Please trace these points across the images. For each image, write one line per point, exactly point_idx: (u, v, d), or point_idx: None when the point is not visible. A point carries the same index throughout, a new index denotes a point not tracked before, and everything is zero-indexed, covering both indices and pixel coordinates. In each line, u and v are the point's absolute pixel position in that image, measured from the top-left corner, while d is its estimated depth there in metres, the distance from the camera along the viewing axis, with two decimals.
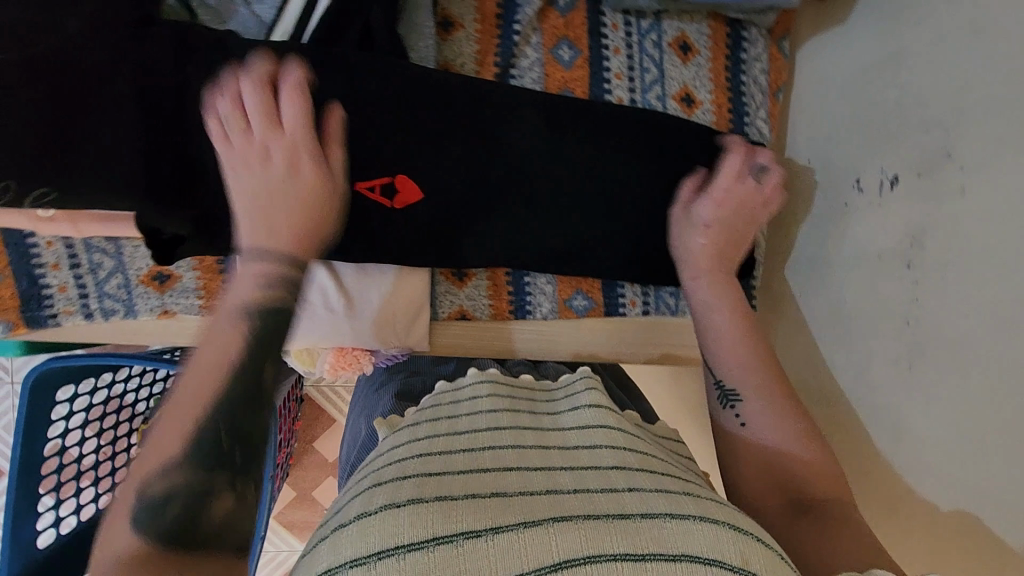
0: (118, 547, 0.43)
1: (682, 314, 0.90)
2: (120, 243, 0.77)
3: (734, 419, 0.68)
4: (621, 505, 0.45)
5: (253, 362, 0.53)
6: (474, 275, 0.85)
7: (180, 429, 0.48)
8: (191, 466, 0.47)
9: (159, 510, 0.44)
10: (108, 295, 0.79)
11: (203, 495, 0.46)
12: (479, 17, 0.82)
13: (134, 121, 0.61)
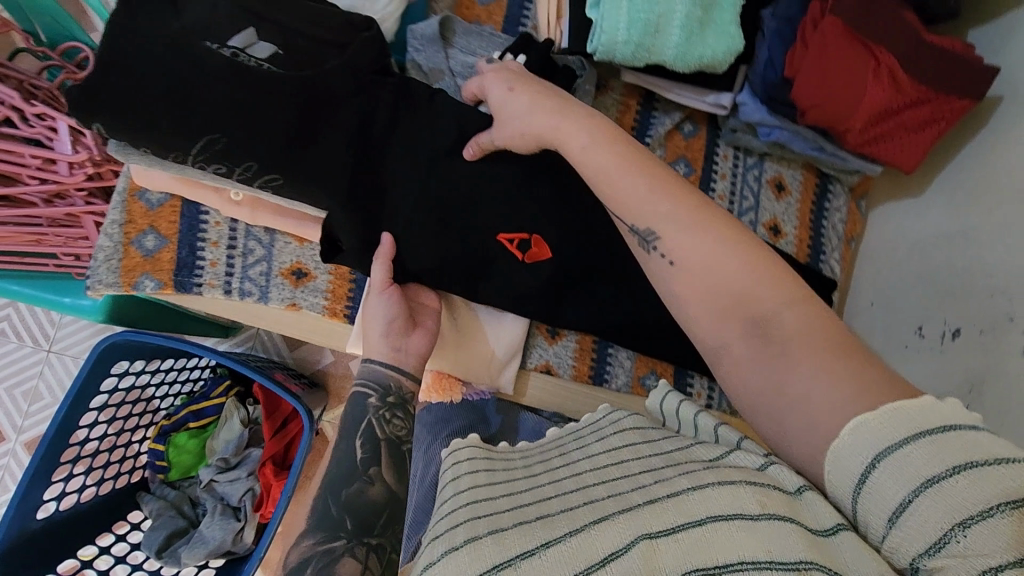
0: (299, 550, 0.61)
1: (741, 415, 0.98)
2: (275, 236, 0.88)
3: (662, 263, 0.60)
4: (649, 493, 0.47)
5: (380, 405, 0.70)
6: (565, 335, 0.94)
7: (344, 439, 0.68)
8: (343, 476, 0.65)
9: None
10: (250, 279, 0.88)
11: (349, 497, 0.64)
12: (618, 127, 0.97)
13: (350, 140, 0.73)
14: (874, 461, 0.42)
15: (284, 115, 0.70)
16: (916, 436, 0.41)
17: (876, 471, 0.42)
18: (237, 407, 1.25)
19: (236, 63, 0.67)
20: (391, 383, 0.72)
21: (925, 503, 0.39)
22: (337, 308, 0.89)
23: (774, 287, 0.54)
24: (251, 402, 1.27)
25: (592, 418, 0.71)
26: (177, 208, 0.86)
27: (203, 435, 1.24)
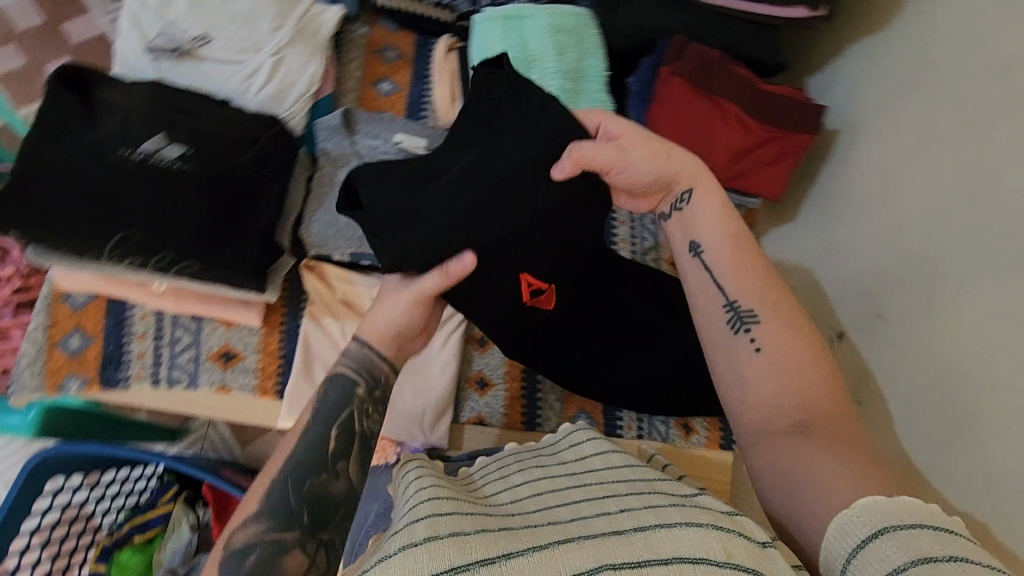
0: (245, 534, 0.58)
1: (671, 441, 1.03)
2: (202, 323, 0.91)
3: (748, 344, 0.63)
4: (615, 524, 0.48)
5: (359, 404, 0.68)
6: (494, 385, 0.99)
7: (299, 438, 0.64)
8: (310, 470, 0.62)
9: (241, 560, 0.56)
10: (178, 366, 0.90)
11: (314, 489, 0.61)
12: None
13: (263, 222, 0.79)
14: (880, 530, 0.43)
15: (197, 206, 0.74)
16: (920, 526, 0.42)
17: (879, 538, 0.42)
18: (186, 512, 1.16)
19: (149, 164, 0.73)
20: (380, 374, 0.69)
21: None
22: (268, 385, 0.92)
23: (802, 371, 0.59)
24: (199, 507, 1.18)
25: (580, 451, 0.71)
26: (102, 307, 0.88)
27: (148, 549, 1.13)
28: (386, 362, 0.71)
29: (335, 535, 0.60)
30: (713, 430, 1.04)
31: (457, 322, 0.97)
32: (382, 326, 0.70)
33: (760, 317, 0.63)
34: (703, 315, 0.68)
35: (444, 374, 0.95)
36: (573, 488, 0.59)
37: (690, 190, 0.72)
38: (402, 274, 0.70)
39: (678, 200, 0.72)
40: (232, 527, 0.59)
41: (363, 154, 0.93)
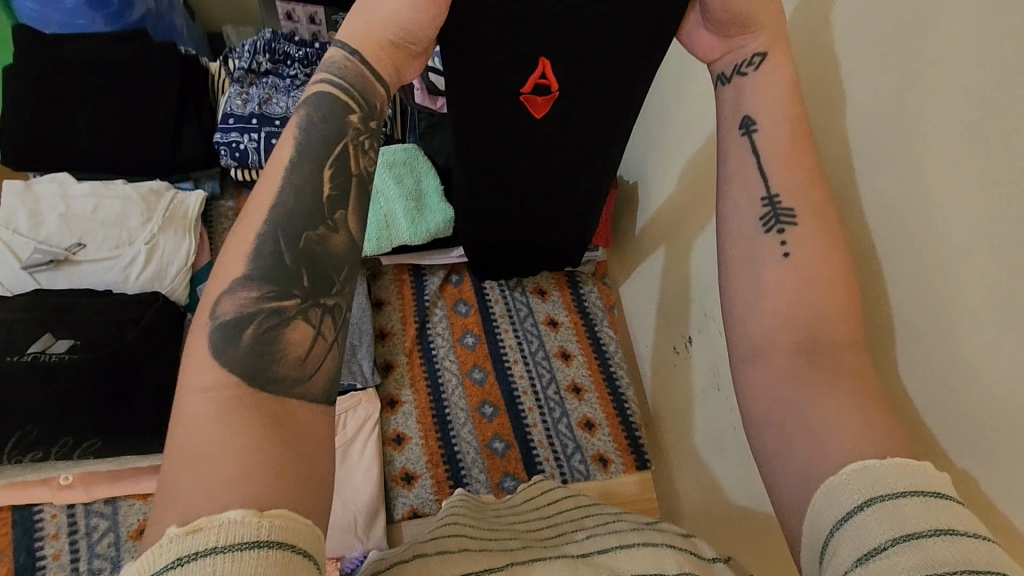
0: (202, 375, 0.37)
1: (593, 476, 1.13)
2: (117, 503, 0.93)
3: (777, 246, 0.52)
4: (591, 546, 0.50)
5: (319, 173, 0.45)
6: (419, 477, 1.05)
7: (242, 250, 0.41)
8: (306, 215, 0.43)
9: (235, 332, 0.39)
10: (98, 555, 0.90)
11: (310, 245, 0.43)
12: (404, 328, 1.18)
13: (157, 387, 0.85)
14: (866, 501, 0.38)
15: (92, 389, 0.81)
16: (907, 491, 0.37)
17: (865, 511, 0.37)
18: None
19: (38, 364, 0.80)
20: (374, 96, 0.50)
21: (903, 548, 0.34)
22: None
23: (838, 274, 0.50)
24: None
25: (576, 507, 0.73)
26: (8, 520, 0.88)
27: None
28: (378, 86, 0.52)
29: (345, 300, 0.45)
30: (625, 455, 1.15)
31: (371, 429, 1.05)
32: (379, 30, 0.52)
33: (763, 123, 0.56)
34: (731, 204, 0.56)
35: (368, 480, 1.00)
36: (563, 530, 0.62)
37: (765, 52, 0.56)
38: None
39: (745, 64, 0.57)
40: (217, 284, 0.41)
41: None
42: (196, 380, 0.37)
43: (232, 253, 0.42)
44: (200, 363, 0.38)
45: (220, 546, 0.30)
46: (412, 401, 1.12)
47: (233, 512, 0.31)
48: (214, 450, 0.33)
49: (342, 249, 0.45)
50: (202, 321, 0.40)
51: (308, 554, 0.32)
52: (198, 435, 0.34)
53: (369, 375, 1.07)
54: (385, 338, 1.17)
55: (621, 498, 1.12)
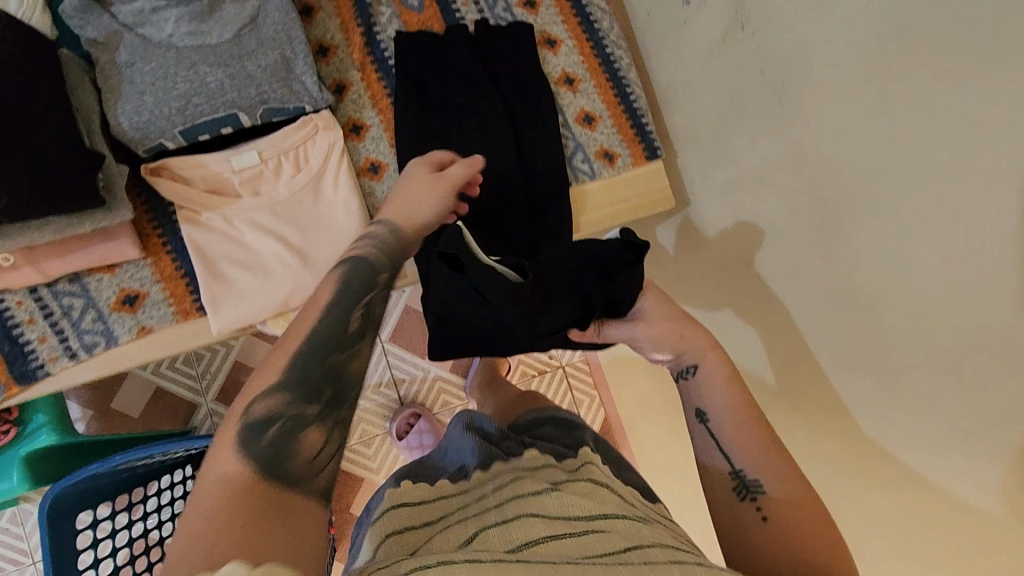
0: (229, 464, 0.47)
1: (600, 176, 1.01)
2: (84, 280, 0.84)
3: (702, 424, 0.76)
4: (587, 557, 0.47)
5: (334, 324, 0.58)
6: None
7: (278, 363, 0.54)
8: (294, 396, 0.52)
9: (261, 431, 0.49)
10: (87, 331, 0.84)
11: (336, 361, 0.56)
12: (343, 30, 0.95)
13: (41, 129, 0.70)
14: None
15: None
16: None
17: None
18: None
19: None
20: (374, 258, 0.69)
21: None
22: (187, 306, 0.86)
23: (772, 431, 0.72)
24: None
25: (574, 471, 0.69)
26: None
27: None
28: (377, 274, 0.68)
29: (335, 425, 0.54)
30: (634, 147, 1.02)
31: (339, 157, 0.90)
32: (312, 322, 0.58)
33: (694, 370, 0.81)
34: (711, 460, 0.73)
35: (350, 213, 0.89)
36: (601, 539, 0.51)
37: (695, 365, 0.80)
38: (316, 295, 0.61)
39: (684, 370, 0.81)
40: (247, 397, 0.52)
41: (130, 21, 0.80)
42: (221, 461, 0.47)
43: (262, 380, 0.53)
44: (223, 453, 0.48)
45: None
46: (378, 124, 0.95)
47: (229, 567, 0.38)
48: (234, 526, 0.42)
49: (363, 351, 0.60)
50: (229, 425, 0.50)
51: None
52: (195, 521, 0.42)
53: (318, 94, 0.86)
54: (327, 53, 0.95)
55: (636, 195, 1.02)
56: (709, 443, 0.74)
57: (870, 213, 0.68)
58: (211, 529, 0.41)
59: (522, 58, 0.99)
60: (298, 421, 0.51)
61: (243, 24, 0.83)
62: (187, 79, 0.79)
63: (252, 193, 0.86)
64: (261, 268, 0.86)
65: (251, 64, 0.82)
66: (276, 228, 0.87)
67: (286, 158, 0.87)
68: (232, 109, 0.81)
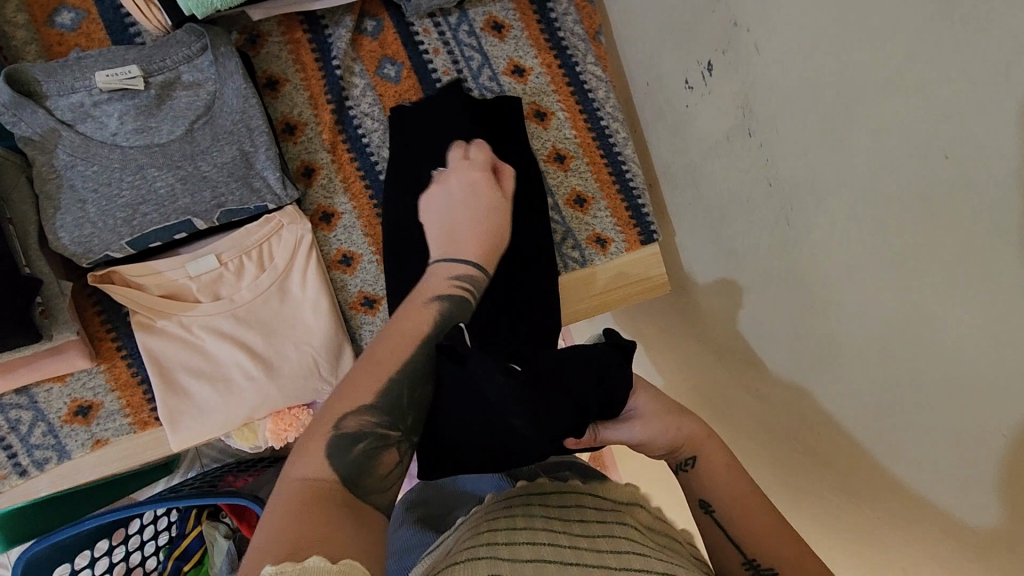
0: (310, 466, 0.51)
1: (592, 263, 0.94)
2: (32, 391, 0.78)
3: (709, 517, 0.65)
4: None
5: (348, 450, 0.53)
6: (383, 300, 0.87)
7: (327, 427, 0.54)
8: (376, 421, 0.56)
9: (352, 442, 0.53)
10: (37, 446, 0.79)
11: (418, 398, 0.60)
12: (313, 106, 0.86)
13: None
14: None
15: None
16: None
17: None
18: (214, 526, 1.12)
19: None
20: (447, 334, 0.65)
21: None
22: (145, 416, 0.81)
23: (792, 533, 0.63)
24: (224, 514, 1.14)
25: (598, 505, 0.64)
26: None
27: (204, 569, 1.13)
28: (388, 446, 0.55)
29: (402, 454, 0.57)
30: (628, 231, 0.94)
31: (307, 253, 0.82)
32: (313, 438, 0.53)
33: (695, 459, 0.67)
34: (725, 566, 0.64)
35: (319, 315, 0.82)
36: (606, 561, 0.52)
37: (696, 456, 0.67)
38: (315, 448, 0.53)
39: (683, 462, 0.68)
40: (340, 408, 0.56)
41: (67, 117, 0.71)
42: (301, 467, 0.51)
43: (315, 447, 0.52)
44: (314, 455, 0.52)
45: None
46: (351, 211, 0.87)
47: (315, 558, 0.40)
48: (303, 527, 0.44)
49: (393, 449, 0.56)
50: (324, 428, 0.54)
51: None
52: (277, 512, 0.46)
53: (281, 190, 0.78)
54: (294, 131, 0.86)
55: (629, 282, 0.95)
56: (723, 539, 0.64)
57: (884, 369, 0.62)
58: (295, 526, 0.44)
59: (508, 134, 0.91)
60: (379, 442, 0.55)
61: (196, 116, 0.74)
62: (134, 185, 0.72)
63: (211, 296, 0.80)
64: (222, 377, 0.80)
65: (205, 165, 0.74)
66: (238, 333, 0.80)
67: (248, 258, 0.80)
68: (186, 216, 0.74)
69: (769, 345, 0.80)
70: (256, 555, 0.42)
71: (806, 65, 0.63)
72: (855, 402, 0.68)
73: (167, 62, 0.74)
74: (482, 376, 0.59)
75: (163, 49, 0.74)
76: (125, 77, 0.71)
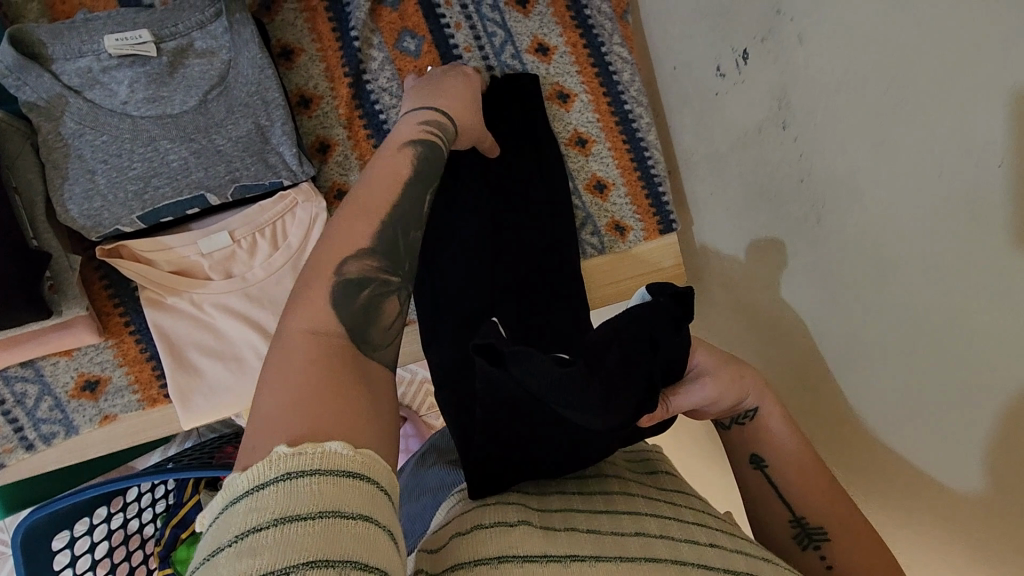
0: (315, 318, 0.41)
1: (610, 250, 0.93)
2: (38, 364, 0.76)
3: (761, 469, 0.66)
4: (705, 558, 0.46)
5: (356, 287, 0.45)
6: None
7: (343, 244, 0.48)
8: (378, 258, 0.48)
9: (353, 288, 0.45)
10: (43, 420, 0.77)
11: (413, 241, 0.53)
12: (330, 78, 0.83)
13: None
14: None
15: None
16: None
17: None
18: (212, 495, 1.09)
19: None
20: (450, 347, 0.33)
21: None
22: (154, 393, 0.80)
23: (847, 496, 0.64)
24: None
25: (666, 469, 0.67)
26: None
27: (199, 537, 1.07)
28: (391, 287, 0.49)
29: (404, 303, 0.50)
30: (648, 220, 0.93)
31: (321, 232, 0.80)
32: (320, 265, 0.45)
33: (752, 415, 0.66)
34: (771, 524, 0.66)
35: None
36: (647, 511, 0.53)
37: (755, 407, 0.66)
38: (311, 285, 0.43)
39: (741, 415, 0.66)
40: (337, 252, 0.47)
41: (74, 82, 0.68)
42: (302, 321, 0.41)
43: (315, 295, 0.43)
44: (318, 305, 0.42)
45: (280, 517, 0.28)
46: None
47: (336, 444, 0.31)
48: (318, 393, 0.35)
49: (393, 291, 0.49)
50: (323, 273, 0.45)
51: (387, 488, 0.32)
52: (287, 383, 0.35)
53: (297, 166, 0.75)
54: (310, 104, 0.83)
55: (645, 272, 0.94)
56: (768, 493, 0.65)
57: (910, 375, 0.62)
58: (315, 389, 0.35)
59: (530, 116, 0.88)
60: (383, 287, 0.48)
61: (210, 86, 0.71)
62: (146, 157, 0.69)
63: (223, 274, 0.78)
64: (234, 356, 0.79)
65: (218, 138, 0.71)
66: (249, 313, 0.78)
67: (262, 236, 0.78)
68: (199, 191, 0.71)
69: (786, 342, 0.79)
70: (262, 432, 0.33)
71: (851, 59, 0.60)
72: (872, 405, 0.68)
73: (179, 27, 0.70)
74: (530, 379, 0.47)
75: (176, 13, 0.70)
76: (134, 42, 0.68)
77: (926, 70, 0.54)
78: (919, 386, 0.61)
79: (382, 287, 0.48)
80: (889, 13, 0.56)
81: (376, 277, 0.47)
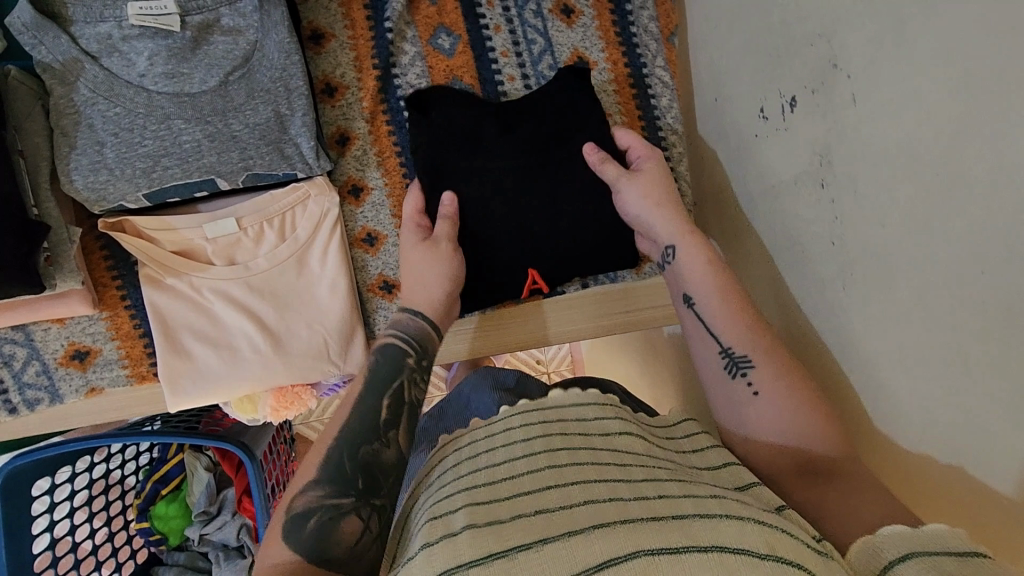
0: (277, 555, 0.50)
1: (621, 279, 0.89)
2: (28, 329, 0.74)
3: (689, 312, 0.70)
4: (656, 511, 0.45)
5: (313, 519, 0.52)
6: (385, 238, 0.82)
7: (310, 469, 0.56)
8: (336, 484, 0.54)
9: (302, 524, 0.52)
10: (29, 385, 0.76)
11: (366, 458, 0.57)
12: (357, 67, 0.80)
13: None
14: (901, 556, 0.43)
15: None
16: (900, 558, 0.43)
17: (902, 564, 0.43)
18: (196, 457, 1.05)
19: None
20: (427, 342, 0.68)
21: (916, 565, 0.42)
22: (143, 370, 0.78)
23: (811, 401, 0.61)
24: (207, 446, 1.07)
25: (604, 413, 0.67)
26: None
27: (181, 495, 1.04)
28: (348, 510, 0.53)
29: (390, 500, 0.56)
30: None
31: (331, 228, 0.77)
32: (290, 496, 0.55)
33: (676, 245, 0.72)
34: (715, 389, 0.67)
35: (335, 296, 0.78)
36: (591, 471, 0.52)
37: (674, 246, 0.72)
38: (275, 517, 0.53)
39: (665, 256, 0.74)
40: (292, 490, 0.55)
41: (92, 47, 0.65)
42: (271, 558, 0.50)
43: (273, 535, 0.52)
44: (275, 543, 0.51)
45: None
46: (382, 188, 0.82)
47: None
48: None
49: (353, 519, 0.52)
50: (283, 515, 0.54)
51: None
52: None
53: (314, 161, 0.72)
54: (334, 92, 0.80)
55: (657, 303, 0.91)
56: (699, 330, 0.69)
57: (918, 466, 0.60)
58: None
59: None
60: (333, 513, 0.52)
61: (233, 67, 0.68)
62: (158, 134, 0.66)
63: (226, 260, 0.76)
64: (228, 345, 0.77)
65: (233, 124, 0.68)
66: (248, 302, 0.77)
67: (270, 226, 0.76)
68: (209, 175, 0.68)
69: None
70: None
71: (903, 134, 0.57)
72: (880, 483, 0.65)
73: (206, 1, 0.67)
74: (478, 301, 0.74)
75: None
76: (156, 14, 0.65)
77: (975, 163, 0.50)
78: (926, 479, 0.59)
79: (338, 507, 0.53)
80: (941, 92, 0.52)
81: (335, 498, 0.53)
